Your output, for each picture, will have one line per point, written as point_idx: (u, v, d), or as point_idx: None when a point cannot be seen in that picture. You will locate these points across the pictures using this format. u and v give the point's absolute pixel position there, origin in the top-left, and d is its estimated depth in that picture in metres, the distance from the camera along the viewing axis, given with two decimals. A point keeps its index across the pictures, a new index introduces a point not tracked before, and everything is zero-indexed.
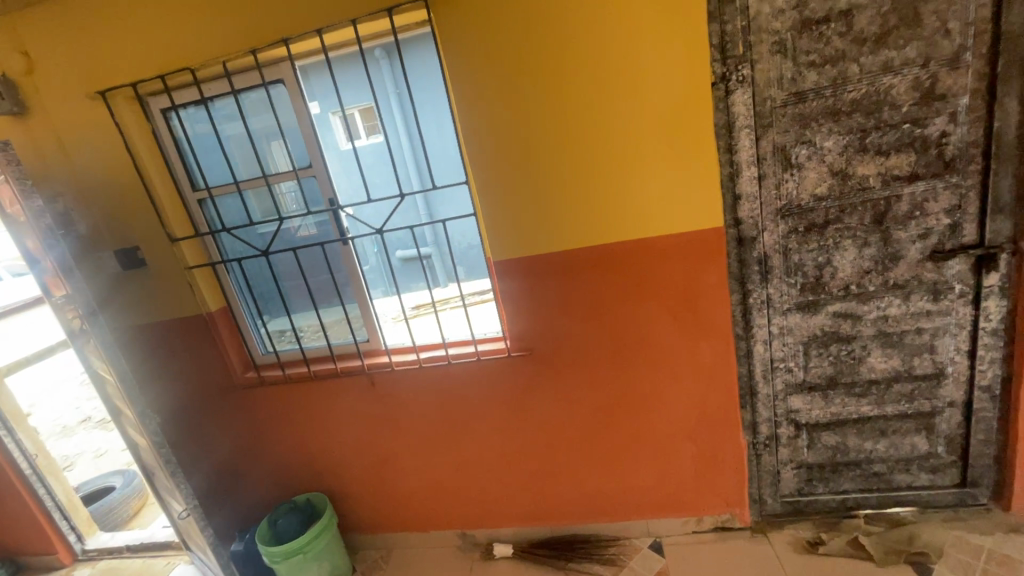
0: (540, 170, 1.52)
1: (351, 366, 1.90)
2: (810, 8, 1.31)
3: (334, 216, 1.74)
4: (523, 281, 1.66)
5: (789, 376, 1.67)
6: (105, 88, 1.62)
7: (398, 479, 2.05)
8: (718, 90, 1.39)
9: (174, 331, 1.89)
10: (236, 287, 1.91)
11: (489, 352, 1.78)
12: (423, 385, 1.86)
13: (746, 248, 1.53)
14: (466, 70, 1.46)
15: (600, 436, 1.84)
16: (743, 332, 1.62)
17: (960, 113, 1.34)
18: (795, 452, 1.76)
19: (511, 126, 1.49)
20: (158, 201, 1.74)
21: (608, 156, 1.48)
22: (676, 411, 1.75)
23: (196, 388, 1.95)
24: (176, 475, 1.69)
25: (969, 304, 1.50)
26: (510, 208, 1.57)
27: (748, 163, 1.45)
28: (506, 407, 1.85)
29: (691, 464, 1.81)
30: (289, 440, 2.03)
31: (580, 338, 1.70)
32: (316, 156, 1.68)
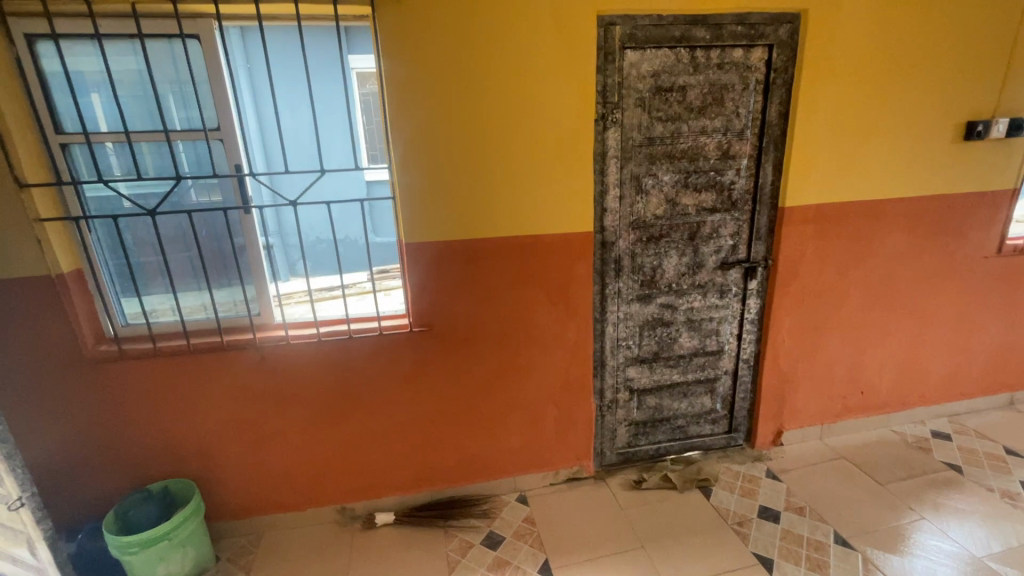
0: (456, 166, 1.75)
1: (240, 339, 1.85)
2: (662, 78, 1.82)
3: (238, 183, 1.71)
4: (429, 263, 1.85)
5: (629, 352, 2.16)
6: None
7: (278, 457, 2.02)
8: (598, 126, 1.82)
9: (6, 292, 1.61)
10: (101, 247, 1.73)
11: (391, 327, 1.93)
12: (319, 360, 1.91)
13: (607, 250, 1.98)
14: (400, 67, 1.62)
15: (483, 406, 2.10)
16: (600, 316, 2.07)
17: (742, 170, 1.99)
18: (628, 412, 2.27)
19: (434, 124, 1.70)
20: (8, 138, 1.49)
21: (513, 162, 1.79)
22: (546, 382, 2.11)
23: (31, 360, 1.68)
24: (13, 457, 1.45)
25: (740, 301, 2.18)
26: (425, 196, 1.77)
27: (614, 185, 1.90)
28: (400, 380, 2.00)
29: (554, 427, 2.19)
30: (150, 421, 1.85)
31: (475, 317, 1.96)
32: (227, 120, 1.65)
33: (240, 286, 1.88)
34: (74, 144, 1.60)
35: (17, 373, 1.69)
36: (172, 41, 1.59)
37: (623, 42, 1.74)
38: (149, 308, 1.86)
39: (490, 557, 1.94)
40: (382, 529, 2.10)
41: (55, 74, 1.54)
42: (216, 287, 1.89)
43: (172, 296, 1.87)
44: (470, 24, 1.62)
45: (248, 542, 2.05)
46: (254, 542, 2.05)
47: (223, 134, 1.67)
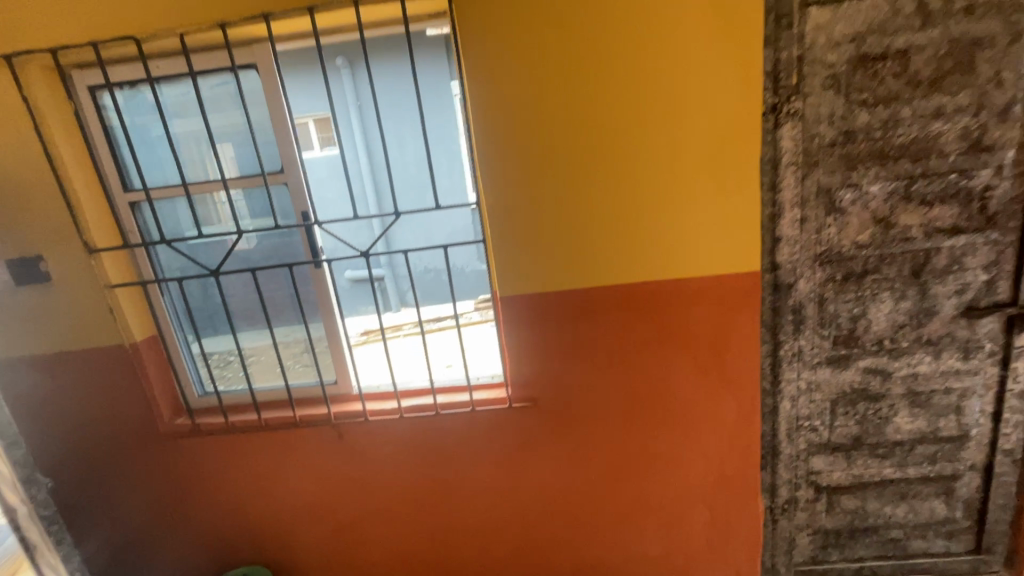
0: (564, 196, 1.32)
1: (315, 414, 1.57)
2: (868, 43, 1.22)
3: (306, 233, 1.45)
4: (530, 321, 1.43)
5: (813, 436, 1.53)
6: (10, 51, 1.24)
7: (362, 549, 1.71)
8: (767, 122, 1.27)
9: (82, 367, 1.49)
10: (172, 311, 1.56)
11: (486, 402, 1.52)
12: (403, 439, 1.57)
13: (781, 295, 1.40)
14: (488, 72, 1.24)
15: (602, 500, 1.61)
16: (770, 387, 1.48)
17: (1005, 168, 1.28)
18: (813, 516, 1.62)
19: (535, 143, 1.28)
20: (74, 201, 1.37)
21: (641, 184, 1.31)
22: (691, 472, 1.56)
23: (107, 438, 1.55)
24: (71, 558, 1.31)
25: (998, 364, 1.44)
26: (525, 236, 1.36)
27: (791, 204, 1.33)
28: (500, 465, 1.59)
29: (704, 532, 1.62)
30: (226, 503, 1.64)
31: (593, 389, 1.49)
32: (291, 160, 1.39)
33: (300, 324, 1.62)
34: (140, 202, 1.44)
35: (96, 451, 1.56)
36: (231, 75, 1.36)
37: None
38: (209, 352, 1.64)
39: None
40: None
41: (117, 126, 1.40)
42: (280, 336, 1.64)
43: (228, 337, 1.63)
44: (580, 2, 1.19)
45: None
46: None
47: (287, 177, 1.41)
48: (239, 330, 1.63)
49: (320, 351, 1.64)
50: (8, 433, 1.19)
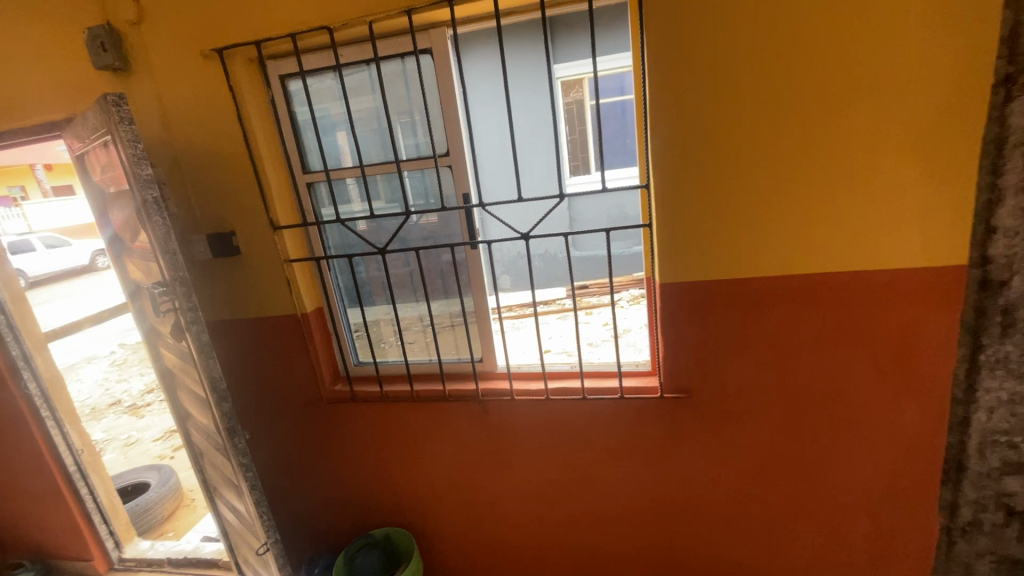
0: (739, 181, 1.26)
1: (463, 389, 1.62)
2: None
3: (466, 215, 1.49)
4: (691, 310, 1.38)
5: (1010, 453, 1.36)
6: (223, 45, 1.38)
7: (495, 522, 1.76)
8: (996, 95, 1.11)
9: (262, 332, 1.65)
10: (337, 287, 1.68)
11: (635, 389, 1.50)
12: (546, 420, 1.58)
13: (990, 294, 1.23)
14: (671, 51, 1.20)
15: (750, 500, 1.53)
16: (963, 396, 1.32)
17: None
18: (999, 543, 1.44)
19: (715, 124, 1.23)
20: (265, 182, 1.50)
21: (834, 169, 1.21)
22: (856, 481, 1.44)
23: (279, 397, 1.71)
24: (260, 504, 1.44)
25: None
26: (696, 223, 1.31)
27: (1014, 190, 1.16)
28: (641, 453, 1.55)
29: (863, 546, 1.50)
30: (376, 465, 1.77)
31: (753, 384, 1.41)
32: (458, 143, 1.43)
33: (457, 298, 1.66)
34: (317, 182, 1.56)
35: (271, 408, 1.74)
36: (406, 59, 1.42)
37: None
38: (372, 318, 1.74)
39: None
40: None
41: (303, 114, 1.52)
42: (437, 306, 1.72)
43: (389, 306, 1.73)
44: None
45: None
46: None
47: (452, 159, 1.45)
48: (398, 300, 1.72)
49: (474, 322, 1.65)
50: (220, 387, 1.33)
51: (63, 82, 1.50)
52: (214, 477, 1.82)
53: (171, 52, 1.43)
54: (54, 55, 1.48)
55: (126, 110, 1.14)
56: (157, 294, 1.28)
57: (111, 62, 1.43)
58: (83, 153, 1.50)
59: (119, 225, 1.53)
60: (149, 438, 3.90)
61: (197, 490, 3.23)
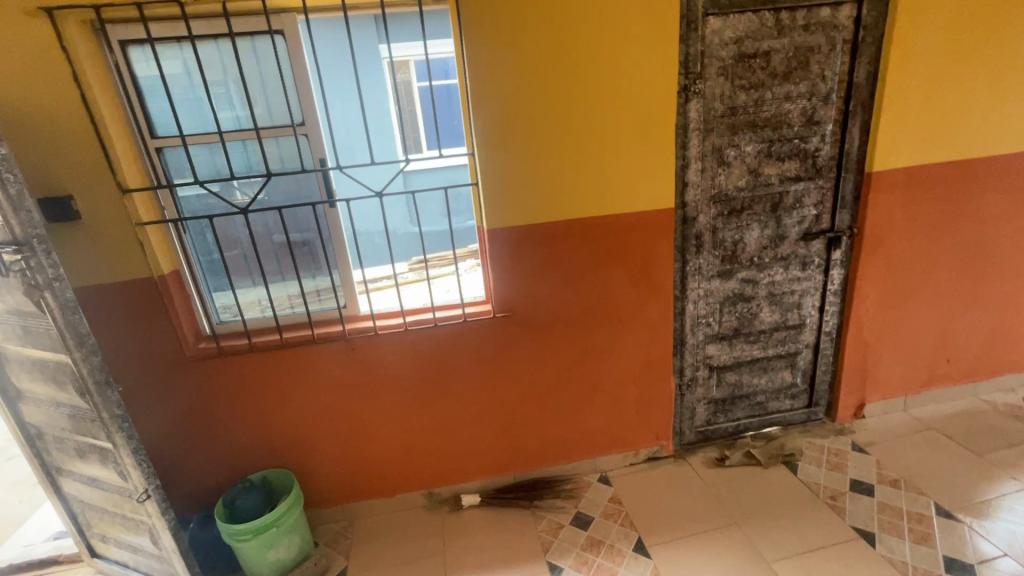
0: (538, 149, 1.74)
1: (331, 332, 1.87)
2: (745, 45, 1.75)
3: (323, 177, 1.72)
4: (511, 250, 1.85)
5: (708, 329, 2.13)
6: (52, 5, 1.38)
7: (367, 447, 2.05)
8: (680, 98, 1.76)
9: (112, 297, 1.66)
10: (193, 247, 1.77)
11: (476, 314, 1.93)
12: (406, 349, 1.92)
13: (688, 226, 1.94)
14: (485, 51, 1.60)
15: (561, 389, 2.09)
16: (680, 293, 2.04)
17: (827, 135, 1.91)
18: (708, 390, 2.24)
19: (519, 108, 1.68)
20: (109, 146, 1.53)
21: (597, 144, 1.76)
22: (626, 362, 2.10)
23: (136, 361, 1.75)
24: (138, 452, 1.53)
25: (822, 272, 2.12)
26: (510, 182, 1.76)
27: (696, 158, 1.85)
28: (483, 366, 2.00)
29: (634, 407, 2.18)
30: (247, 415, 1.90)
31: (557, 301, 1.95)
32: (313, 114, 1.65)
33: (326, 275, 1.89)
34: (168, 147, 1.64)
35: (126, 373, 1.76)
36: (259, 37, 1.59)
37: (706, 9, 1.68)
38: (244, 302, 1.89)
39: (583, 538, 1.95)
40: (469, 511, 2.13)
41: (148, 79, 1.58)
42: (309, 284, 1.91)
43: (263, 288, 1.89)
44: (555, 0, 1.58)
45: (342, 527, 2.10)
46: (349, 528, 2.10)
47: (306, 128, 1.66)
48: (271, 282, 1.89)
49: (342, 292, 1.91)
50: (87, 342, 1.39)
51: None
52: (57, 455, 1.75)
53: None
54: None
55: None
56: (2, 254, 1.27)
57: None
58: None
59: None
60: None
61: None
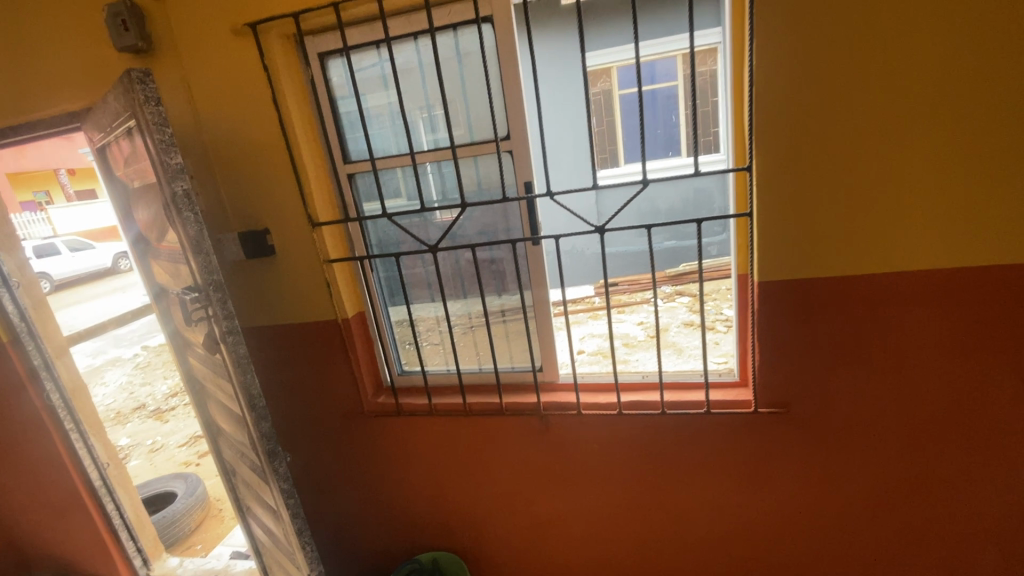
0: (863, 160, 1.07)
1: (522, 403, 1.46)
2: None
3: (528, 207, 1.32)
4: (793, 314, 1.19)
5: None
6: (256, 19, 1.23)
7: (554, 549, 1.59)
8: None
9: (300, 341, 1.51)
10: (380, 287, 1.53)
11: (724, 403, 1.31)
12: (617, 438, 1.41)
13: None
14: (787, 7, 1.03)
15: (852, 531, 1.33)
16: None
17: None
18: None
19: (834, 92, 1.05)
20: (303, 174, 1.35)
21: (981, 142, 1.01)
22: (987, 511, 1.24)
23: (317, 410, 1.57)
24: (303, 533, 1.30)
25: None
26: (804, 208, 1.12)
27: None
28: (726, 475, 1.37)
29: None
30: (422, 485, 1.61)
31: (866, 399, 1.21)
32: (521, 125, 1.26)
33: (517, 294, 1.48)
34: (359, 173, 1.41)
35: (307, 422, 1.60)
36: (465, 31, 1.25)
37: None
38: (422, 323, 1.58)
39: None
40: None
41: (344, 96, 1.37)
42: (504, 329, 1.54)
43: (441, 306, 1.54)
44: None
45: None
46: None
47: (512, 143, 1.29)
48: (451, 296, 1.54)
49: (534, 319, 1.48)
50: (258, 405, 1.19)
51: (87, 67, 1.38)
52: (244, 496, 1.68)
53: (200, 29, 1.28)
54: (81, 40, 1.35)
55: (152, 89, 0.98)
56: (187, 299, 1.14)
57: (132, 43, 1.28)
58: (102, 147, 1.37)
59: (143, 225, 1.40)
60: (176, 444, 3.86)
61: (225, 499, 3.13)
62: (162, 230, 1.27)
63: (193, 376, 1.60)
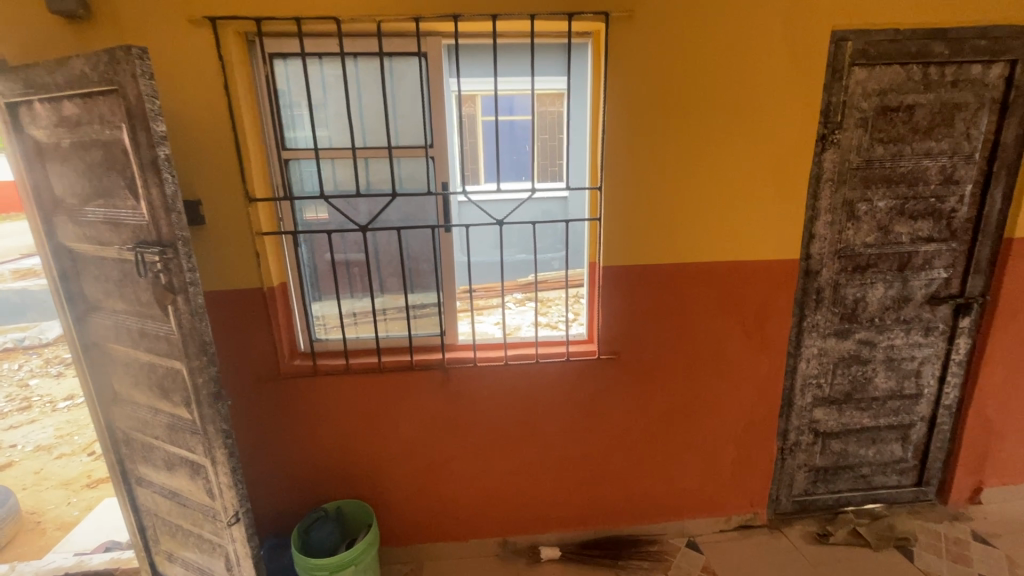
0: (666, 189, 1.68)
1: (429, 359, 1.81)
2: (888, 98, 1.67)
3: (444, 202, 1.69)
4: (623, 289, 1.76)
5: (818, 392, 1.98)
6: (216, 14, 1.41)
7: (446, 485, 1.93)
8: (817, 147, 1.69)
9: (223, 306, 1.63)
10: (304, 261, 1.74)
11: (579, 353, 1.84)
12: (503, 385, 1.83)
13: (810, 279, 1.83)
14: (627, 84, 1.57)
15: (655, 442, 1.96)
16: (794, 351, 1.92)
17: (966, 196, 1.80)
18: (810, 456, 2.07)
19: (653, 144, 1.63)
20: (245, 153, 1.53)
21: (726, 186, 1.69)
22: (728, 419, 1.96)
23: (233, 373, 1.70)
24: (237, 472, 1.45)
25: (946, 340, 1.97)
26: (633, 218, 1.69)
27: (825, 210, 1.76)
28: (578, 409, 1.88)
29: (730, 468, 2.03)
30: (332, 440, 1.82)
31: (665, 348, 1.84)
32: (443, 139, 1.64)
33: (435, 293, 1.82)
34: (297, 159, 1.63)
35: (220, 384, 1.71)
36: (404, 59, 1.60)
37: (853, 59, 1.62)
38: (344, 311, 1.82)
39: None
40: (547, 565, 1.97)
41: (288, 92, 1.59)
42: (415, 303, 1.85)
43: (364, 300, 1.81)
44: (706, 38, 1.56)
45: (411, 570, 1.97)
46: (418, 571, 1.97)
47: (435, 151, 1.65)
48: (380, 291, 1.82)
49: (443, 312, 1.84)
50: (208, 351, 1.34)
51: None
52: (140, 463, 1.69)
53: (150, 9, 1.39)
54: None
55: (147, 65, 1.13)
56: (145, 254, 1.25)
57: (72, 10, 1.33)
58: (17, 103, 1.37)
59: (58, 184, 1.41)
60: None
61: (41, 511, 2.74)
62: (98, 191, 1.33)
63: (89, 342, 1.59)
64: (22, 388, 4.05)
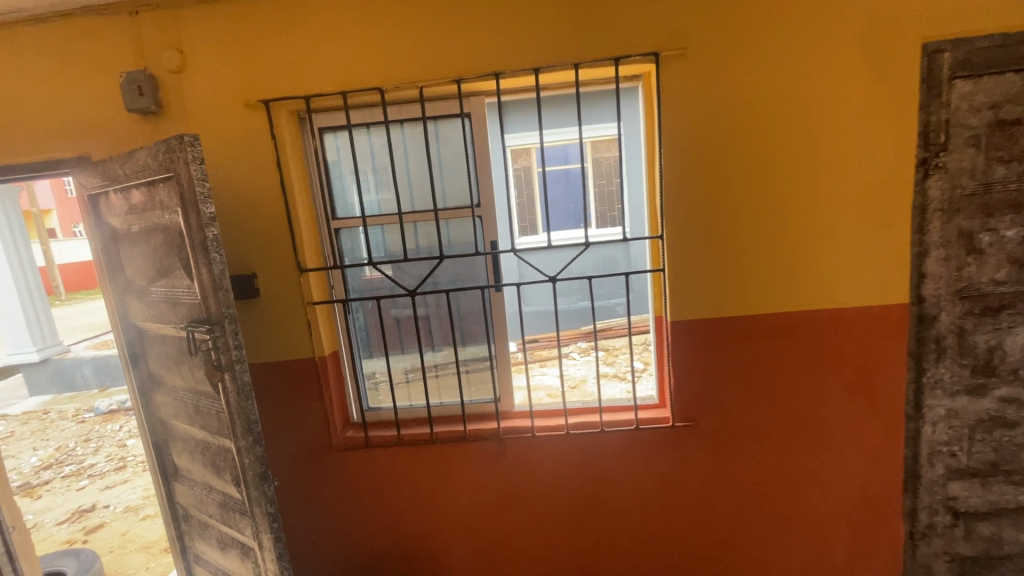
0: (738, 233, 1.50)
1: (484, 429, 1.67)
2: (1004, 110, 1.38)
3: (494, 261, 1.61)
4: (696, 346, 1.56)
5: (952, 462, 1.62)
6: (270, 97, 1.47)
7: (508, 567, 1.75)
8: (917, 173, 1.45)
9: (277, 377, 1.62)
10: (354, 329, 1.71)
11: (649, 420, 1.63)
12: (566, 456, 1.66)
13: (925, 326, 1.53)
14: (684, 125, 1.45)
15: (747, 522, 1.67)
16: (913, 412, 1.59)
17: None
18: (950, 543, 1.68)
19: (718, 185, 1.47)
20: (297, 226, 1.55)
21: (809, 225, 1.49)
22: (836, 495, 1.65)
23: (286, 446, 1.66)
24: (283, 559, 1.36)
25: None
26: (701, 267, 1.52)
27: (936, 245, 1.47)
28: (652, 483, 1.66)
29: (844, 555, 1.69)
30: (385, 516, 1.71)
31: (750, 411, 1.60)
32: (491, 197, 1.58)
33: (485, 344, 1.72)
34: (347, 228, 1.63)
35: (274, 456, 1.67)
36: (449, 120, 1.58)
37: (951, 71, 1.39)
38: (393, 369, 1.75)
39: None
40: None
41: (337, 164, 1.61)
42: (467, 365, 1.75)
43: (412, 356, 1.74)
44: (770, 68, 1.42)
45: None
46: None
47: (483, 210, 1.60)
48: (429, 346, 1.74)
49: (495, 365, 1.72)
50: (255, 430, 1.30)
51: (87, 121, 1.50)
52: (197, 541, 1.66)
53: (211, 98, 1.48)
54: (87, 96, 1.48)
55: (198, 150, 1.17)
56: (196, 333, 1.25)
57: (145, 106, 1.44)
58: (98, 195, 1.47)
59: (129, 267, 1.48)
60: (55, 521, 3.39)
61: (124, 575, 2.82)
62: (160, 272, 1.37)
63: (154, 418, 1.62)
64: (120, 449, 4.34)
